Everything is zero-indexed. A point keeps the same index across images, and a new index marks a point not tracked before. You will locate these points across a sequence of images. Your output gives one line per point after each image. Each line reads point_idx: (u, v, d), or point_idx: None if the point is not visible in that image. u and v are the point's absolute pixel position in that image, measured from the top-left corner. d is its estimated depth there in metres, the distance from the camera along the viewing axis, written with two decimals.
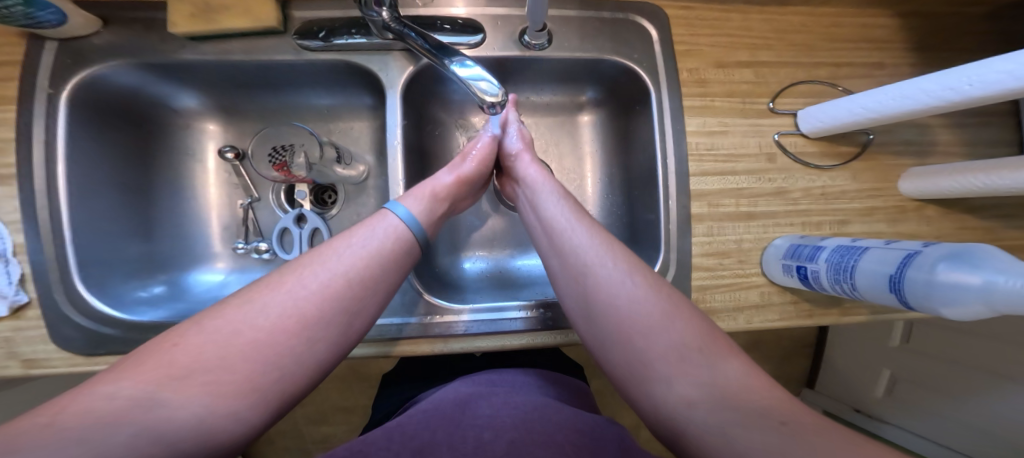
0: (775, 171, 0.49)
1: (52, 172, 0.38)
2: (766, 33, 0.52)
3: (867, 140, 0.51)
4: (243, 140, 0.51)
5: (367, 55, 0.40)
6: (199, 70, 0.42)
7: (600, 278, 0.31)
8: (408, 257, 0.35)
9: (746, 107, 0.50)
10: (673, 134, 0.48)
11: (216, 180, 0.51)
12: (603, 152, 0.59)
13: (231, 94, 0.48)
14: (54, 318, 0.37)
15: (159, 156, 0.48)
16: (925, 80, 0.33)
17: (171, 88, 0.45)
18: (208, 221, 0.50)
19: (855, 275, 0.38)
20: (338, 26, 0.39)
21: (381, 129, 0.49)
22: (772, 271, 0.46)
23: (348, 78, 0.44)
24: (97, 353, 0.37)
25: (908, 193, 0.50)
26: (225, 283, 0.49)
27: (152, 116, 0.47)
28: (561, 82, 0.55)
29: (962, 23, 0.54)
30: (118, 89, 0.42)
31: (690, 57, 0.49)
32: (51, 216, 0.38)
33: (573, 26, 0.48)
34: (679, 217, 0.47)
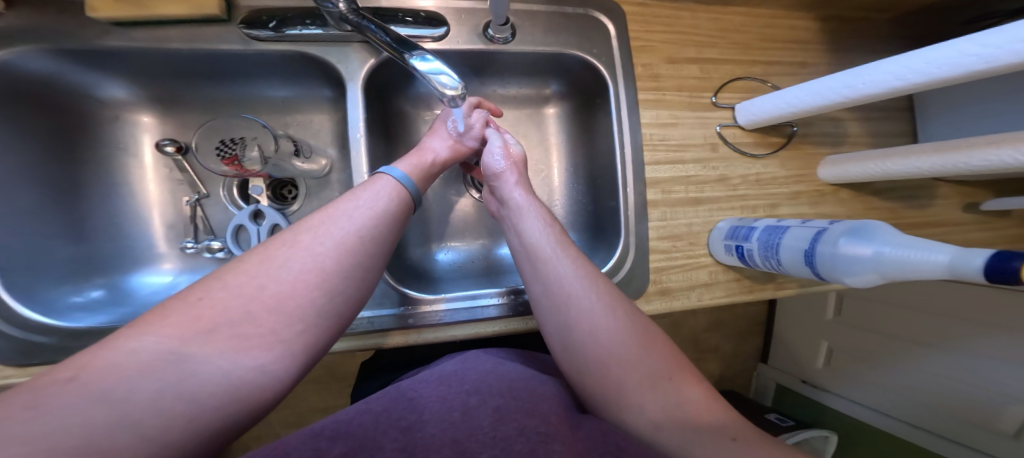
0: (718, 160, 0.54)
1: None
2: (710, 31, 0.56)
3: (793, 131, 0.58)
4: (188, 134, 0.47)
5: (324, 46, 0.39)
6: (129, 57, 0.38)
7: (584, 310, 0.33)
8: (408, 212, 0.35)
9: (693, 101, 0.54)
10: (630, 127, 0.51)
11: (155, 176, 0.46)
12: (568, 143, 0.61)
13: (170, 83, 0.44)
14: None
15: (88, 149, 0.44)
16: (832, 80, 0.38)
17: (96, 76, 0.41)
18: (150, 220, 0.46)
19: (780, 250, 0.44)
20: (290, 16, 0.38)
21: (342, 122, 0.48)
22: (717, 251, 0.51)
23: (304, 69, 0.42)
24: (30, 363, 0.33)
25: (826, 178, 0.58)
26: (175, 285, 0.45)
27: (75, 106, 0.42)
28: (525, 75, 0.56)
29: (868, 28, 0.62)
30: (31, 76, 0.37)
31: (644, 52, 0.53)
32: None
33: (536, 20, 0.49)
34: (637, 204, 0.50)
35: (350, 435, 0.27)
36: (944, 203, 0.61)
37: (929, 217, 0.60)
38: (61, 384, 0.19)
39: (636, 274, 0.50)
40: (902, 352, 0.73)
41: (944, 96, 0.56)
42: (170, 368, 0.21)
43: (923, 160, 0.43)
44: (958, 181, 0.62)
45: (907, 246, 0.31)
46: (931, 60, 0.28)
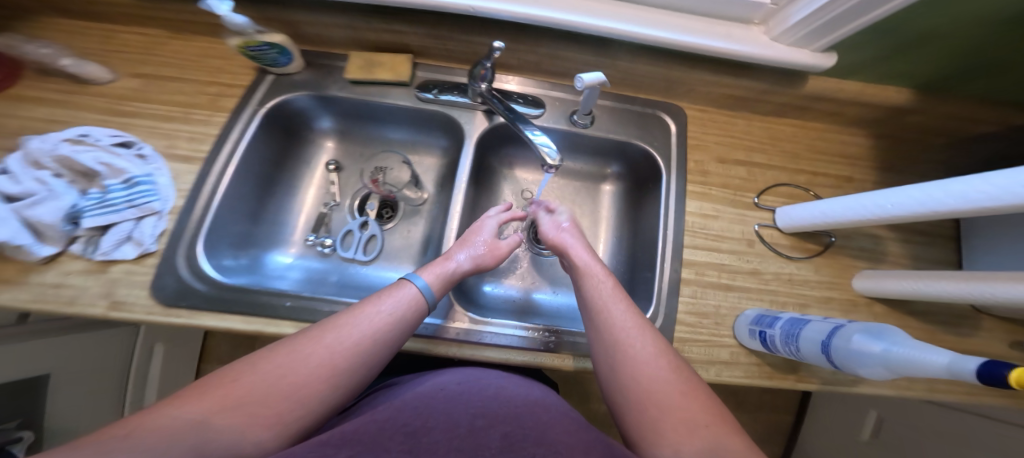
0: (752, 255, 0.60)
1: (229, 158, 0.50)
2: (761, 138, 0.64)
3: (829, 241, 0.63)
4: (347, 159, 0.63)
5: (462, 111, 0.54)
6: (346, 104, 0.56)
7: (631, 357, 0.39)
8: (421, 316, 0.41)
9: (735, 198, 0.61)
10: (676, 210, 0.59)
11: (316, 183, 0.62)
12: (617, 217, 0.70)
13: (357, 124, 0.61)
14: (167, 266, 0.44)
15: (290, 161, 0.60)
16: (860, 200, 0.45)
17: (322, 114, 0.59)
18: (297, 215, 0.60)
19: (800, 341, 0.48)
20: (446, 86, 0.54)
21: (443, 166, 0.61)
22: (740, 334, 0.55)
23: (442, 128, 0.58)
24: (174, 305, 0.43)
25: (859, 290, 0.61)
26: (289, 267, 0.57)
27: (298, 131, 0.60)
28: (591, 155, 0.67)
29: (924, 152, 0.66)
30: (294, 109, 0.56)
31: (697, 150, 0.62)
32: (210, 191, 0.48)
33: (610, 114, 0.61)
34: (671, 278, 0.57)
35: (355, 442, 0.31)
36: (993, 337, 0.61)
37: (974, 346, 0.60)
38: (118, 438, 0.24)
39: None
40: None
41: (993, 232, 0.59)
42: (194, 437, 0.26)
43: (953, 286, 0.45)
44: (1005, 317, 0.63)
45: (916, 347, 0.35)
46: (945, 193, 0.34)
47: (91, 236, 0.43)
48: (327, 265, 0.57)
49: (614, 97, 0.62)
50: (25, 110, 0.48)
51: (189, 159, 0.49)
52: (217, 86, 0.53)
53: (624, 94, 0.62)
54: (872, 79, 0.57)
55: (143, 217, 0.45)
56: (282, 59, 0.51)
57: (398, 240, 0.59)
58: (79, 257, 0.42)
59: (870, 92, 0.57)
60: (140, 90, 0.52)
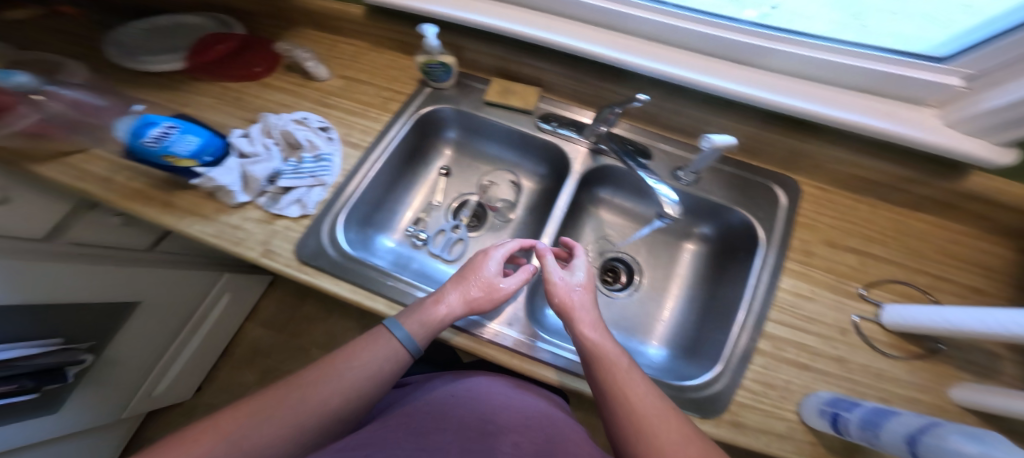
0: (841, 342, 0.55)
1: (388, 145, 0.64)
2: (883, 230, 0.60)
3: (936, 347, 0.53)
4: (457, 168, 0.75)
5: (568, 143, 0.64)
6: (477, 119, 0.69)
7: (652, 442, 0.36)
8: (399, 365, 0.45)
9: (837, 284, 0.58)
10: (763, 284, 0.58)
11: (425, 184, 0.73)
12: (693, 278, 0.72)
13: (477, 137, 0.73)
14: (314, 227, 0.53)
15: (415, 162, 0.72)
16: (963, 312, 0.43)
17: (453, 125, 0.72)
18: (405, 206, 0.70)
19: (880, 431, 0.41)
20: (563, 122, 0.65)
21: (540, 190, 0.71)
22: (807, 412, 0.49)
23: (549, 157, 0.68)
24: (306, 263, 0.51)
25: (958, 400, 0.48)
26: (389, 252, 0.65)
27: (428, 137, 0.73)
28: (682, 212, 0.71)
29: None
30: (438, 117, 0.70)
31: (808, 229, 0.60)
32: (361, 171, 0.60)
33: (719, 177, 0.64)
34: (743, 348, 0.55)
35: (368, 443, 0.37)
36: None
37: None
38: None
39: (719, 399, 0.52)
40: None
41: None
42: None
43: None
44: None
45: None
46: None
47: (275, 194, 0.55)
48: (416, 256, 0.65)
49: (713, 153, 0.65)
50: (265, 94, 0.68)
51: (356, 145, 0.62)
52: (390, 92, 0.70)
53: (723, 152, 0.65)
54: None
55: (314, 187, 0.57)
56: (445, 75, 0.65)
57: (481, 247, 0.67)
58: (261, 208, 0.54)
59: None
60: (340, 88, 0.70)
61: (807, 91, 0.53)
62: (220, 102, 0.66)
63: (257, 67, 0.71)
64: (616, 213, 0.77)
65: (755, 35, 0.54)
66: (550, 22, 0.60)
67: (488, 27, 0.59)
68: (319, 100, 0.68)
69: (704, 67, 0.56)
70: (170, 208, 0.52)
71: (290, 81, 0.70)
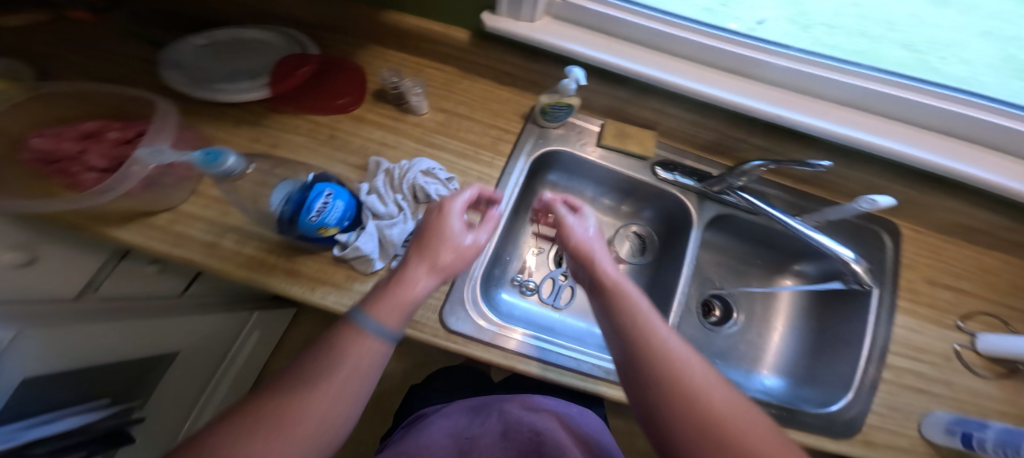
0: (949, 370, 0.58)
1: (505, 196, 0.63)
2: (965, 268, 0.65)
3: None
4: None
5: (686, 192, 0.70)
6: (584, 167, 0.71)
7: (680, 369, 0.34)
8: (360, 378, 0.34)
9: (941, 319, 0.62)
10: (883, 322, 0.60)
11: (525, 230, 0.74)
12: (797, 314, 0.74)
13: (580, 178, 0.75)
14: (453, 301, 0.54)
15: (520, 209, 0.72)
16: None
17: (556, 169, 0.73)
18: (512, 255, 0.71)
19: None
20: (682, 169, 0.70)
21: (655, 235, 0.77)
22: (930, 431, 0.53)
23: (671, 212, 0.73)
24: (454, 332, 0.52)
25: None
26: (512, 308, 0.66)
27: (532, 183, 0.73)
28: (781, 256, 0.75)
29: None
30: (545, 163, 0.71)
31: (909, 269, 0.64)
32: (483, 230, 0.59)
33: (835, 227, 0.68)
34: (874, 378, 0.56)
35: None
36: None
37: None
38: None
39: (856, 426, 0.54)
40: None
41: None
42: None
43: None
44: None
45: None
46: None
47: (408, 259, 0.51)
48: (530, 306, 0.68)
49: (796, 192, 0.68)
50: (366, 132, 0.63)
51: (477, 198, 0.60)
52: (497, 131, 0.67)
53: (812, 193, 0.68)
54: None
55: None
56: (563, 115, 0.66)
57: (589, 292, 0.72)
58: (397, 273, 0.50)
59: None
60: (443, 124, 0.66)
61: (944, 147, 0.56)
62: (317, 143, 0.61)
63: (340, 97, 0.64)
64: (715, 254, 0.77)
65: (919, 92, 0.55)
66: (706, 72, 0.60)
67: (647, 78, 0.59)
68: (422, 139, 0.64)
69: (852, 119, 0.57)
70: (296, 277, 0.48)
71: (384, 113, 0.66)
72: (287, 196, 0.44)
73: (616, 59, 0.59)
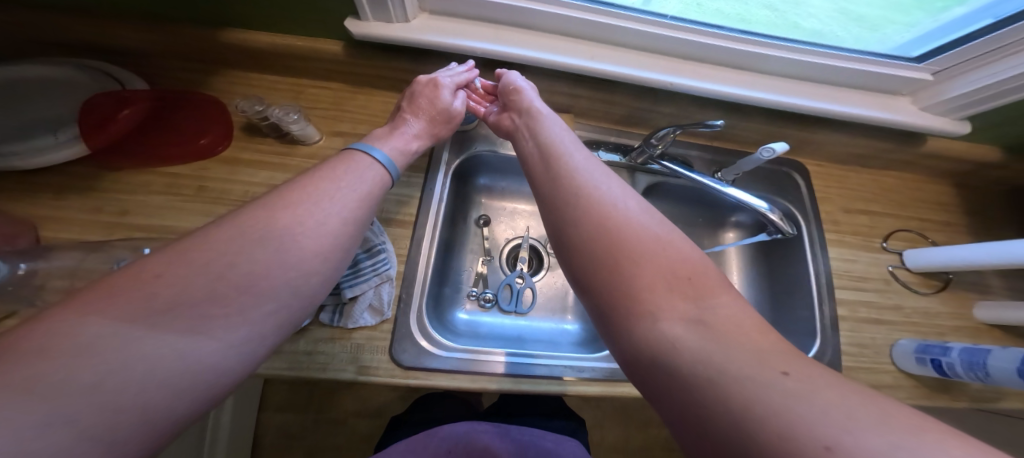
0: (890, 292, 0.63)
1: (432, 209, 0.55)
2: (870, 191, 0.71)
3: (949, 277, 0.66)
4: (495, 211, 0.70)
5: (617, 168, 0.69)
6: (512, 162, 0.65)
7: (596, 199, 0.32)
8: (378, 186, 0.37)
9: (866, 243, 0.66)
10: (822, 269, 0.63)
11: (469, 239, 0.66)
12: (746, 266, 0.74)
13: (513, 174, 0.68)
14: (398, 338, 0.46)
15: (459, 218, 0.65)
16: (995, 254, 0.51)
17: (485, 169, 0.67)
18: (461, 268, 0.64)
19: (988, 368, 0.48)
20: (607, 145, 0.69)
21: None
22: (904, 362, 0.56)
23: None
24: (413, 367, 0.45)
25: (981, 317, 0.62)
26: (472, 325, 0.59)
27: (464, 187, 0.66)
28: (717, 212, 0.76)
29: (994, 192, 0.74)
30: (472, 164, 0.64)
31: (825, 202, 0.69)
32: (411, 252, 0.51)
33: (755, 177, 0.70)
34: (832, 316, 0.60)
35: None
36: None
37: None
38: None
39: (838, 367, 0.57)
40: None
41: None
42: None
43: None
44: None
45: None
46: None
47: (335, 305, 0.45)
48: (494, 318, 0.61)
49: (712, 150, 0.70)
50: (249, 175, 0.53)
51: (404, 223, 0.54)
52: None
53: (727, 147, 0.70)
54: (966, 139, 0.66)
55: (381, 283, 0.47)
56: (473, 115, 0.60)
57: (549, 290, 0.66)
58: (326, 324, 0.44)
59: (955, 148, 0.66)
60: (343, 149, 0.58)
61: (830, 96, 0.60)
62: (184, 199, 0.49)
63: (198, 137, 0.52)
64: None
65: (794, 50, 0.57)
66: (613, 52, 0.58)
67: (557, 66, 0.56)
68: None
69: (748, 81, 0.59)
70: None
71: (266, 149, 0.55)
72: None
73: (517, 50, 0.55)
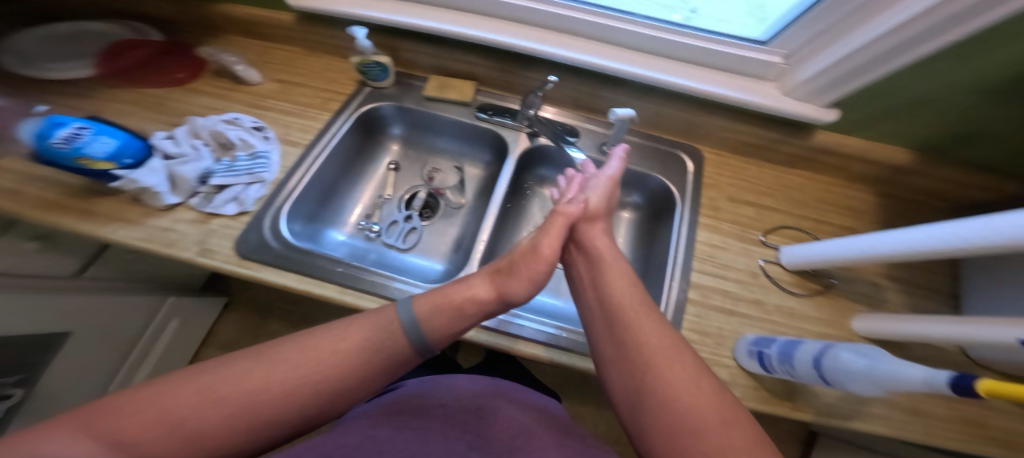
0: (755, 286, 0.59)
1: (326, 138, 0.66)
2: (772, 185, 0.68)
3: (830, 282, 0.60)
4: (406, 159, 0.78)
5: (505, 128, 0.69)
6: (410, 113, 0.72)
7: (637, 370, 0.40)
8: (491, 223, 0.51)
9: (745, 234, 0.63)
10: (684, 238, 0.62)
11: (373, 180, 0.76)
12: (632, 243, 0.74)
13: (421, 132, 0.77)
14: (254, 225, 0.54)
15: (366, 160, 0.75)
16: (992, 217, 0.28)
17: (396, 120, 0.75)
18: (355, 200, 0.73)
19: (794, 364, 0.44)
20: (498, 110, 0.69)
21: (483, 176, 0.75)
22: (739, 352, 0.51)
23: (486, 144, 0.73)
24: (249, 258, 0.52)
25: (858, 329, 0.55)
26: (344, 242, 0.68)
27: (377, 135, 0.76)
28: (617, 183, 0.74)
29: (934, 212, 0.65)
30: (379, 114, 0.73)
31: (712, 188, 0.67)
32: (297, 163, 0.62)
33: (636, 150, 0.70)
34: (676, 300, 0.56)
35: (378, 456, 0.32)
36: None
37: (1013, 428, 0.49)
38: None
39: None
40: None
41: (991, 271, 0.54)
42: None
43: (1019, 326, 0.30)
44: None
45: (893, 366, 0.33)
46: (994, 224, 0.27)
47: (208, 194, 0.56)
48: (372, 247, 0.68)
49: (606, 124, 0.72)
50: (193, 100, 0.69)
51: (294, 143, 0.64)
52: (329, 93, 0.72)
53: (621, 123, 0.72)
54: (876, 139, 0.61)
55: (251, 184, 0.58)
56: (382, 74, 0.69)
57: (436, 233, 0.71)
58: (193, 208, 0.54)
59: (873, 150, 0.61)
60: (277, 91, 0.71)
61: (692, 73, 0.60)
62: (143, 109, 0.66)
63: (178, 71, 0.72)
64: None
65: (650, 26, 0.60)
66: (491, 24, 0.64)
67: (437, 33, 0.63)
68: (251, 102, 0.69)
69: (617, 55, 0.62)
70: (91, 215, 0.52)
71: (217, 85, 0.72)
72: (34, 129, 0.46)
73: (422, 22, 0.63)
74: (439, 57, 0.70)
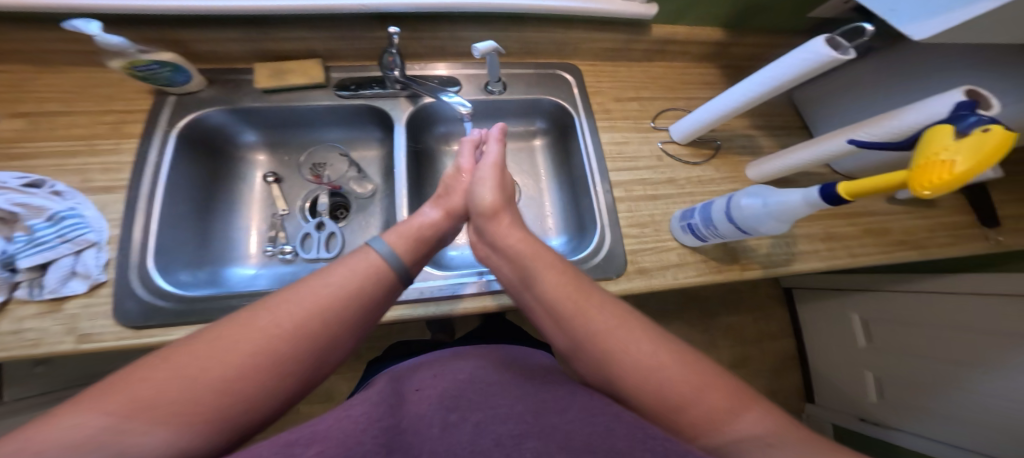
0: (664, 167, 0.64)
1: (163, 174, 0.56)
2: (643, 79, 0.73)
3: (717, 144, 0.67)
4: (282, 167, 0.72)
5: (383, 99, 0.65)
6: (261, 115, 0.65)
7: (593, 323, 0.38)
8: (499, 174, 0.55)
9: (638, 126, 0.68)
10: (593, 148, 0.65)
11: (257, 201, 0.70)
12: (552, 169, 0.76)
13: (285, 132, 0.70)
14: (122, 290, 0.46)
15: (228, 183, 0.68)
16: (810, 44, 0.37)
17: (244, 128, 0.67)
18: (247, 230, 0.67)
19: (716, 224, 0.48)
20: (364, 83, 0.65)
21: (384, 155, 0.73)
22: (675, 232, 0.56)
23: (367, 119, 0.69)
24: (144, 326, 0.44)
25: (752, 177, 0.63)
26: (256, 276, 0.63)
27: (230, 151, 0.68)
28: (517, 116, 0.75)
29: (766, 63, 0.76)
30: (218, 126, 0.64)
31: (596, 95, 0.70)
32: (146, 209, 0.53)
33: (518, 81, 0.70)
34: (606, 203, 0.60)
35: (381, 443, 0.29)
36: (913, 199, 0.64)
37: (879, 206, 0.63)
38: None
39: (614, 253, 0.56)
40: (964, 379, 0.74)
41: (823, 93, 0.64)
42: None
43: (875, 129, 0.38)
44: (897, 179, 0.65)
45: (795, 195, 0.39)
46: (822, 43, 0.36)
47: (34, 280, 0.45)
48: (296, 268, 0.63)
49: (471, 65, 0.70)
50: None
51: (110, 188, 0.53)
52: (116, 114, 0.59)
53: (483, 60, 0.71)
54: (693, 26, 0.69)
55: (82, 251, 0.47)
56: (178, 76, 0.57)
57: (356, 228, 0.68)
58: (25, 300, 0.44)
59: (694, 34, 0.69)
60: (25, 130, 0.56)
61: None
62: None
63: None
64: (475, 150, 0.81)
65: None
66: None
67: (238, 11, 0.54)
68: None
69: None
70: None
71: None
72: None
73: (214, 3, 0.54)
74: (264, 44, 0.61)
